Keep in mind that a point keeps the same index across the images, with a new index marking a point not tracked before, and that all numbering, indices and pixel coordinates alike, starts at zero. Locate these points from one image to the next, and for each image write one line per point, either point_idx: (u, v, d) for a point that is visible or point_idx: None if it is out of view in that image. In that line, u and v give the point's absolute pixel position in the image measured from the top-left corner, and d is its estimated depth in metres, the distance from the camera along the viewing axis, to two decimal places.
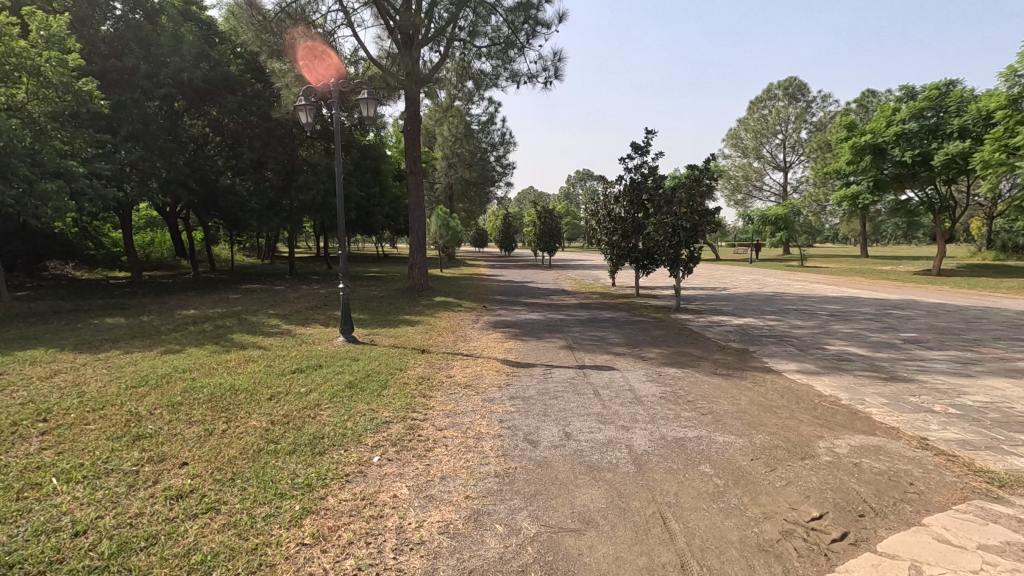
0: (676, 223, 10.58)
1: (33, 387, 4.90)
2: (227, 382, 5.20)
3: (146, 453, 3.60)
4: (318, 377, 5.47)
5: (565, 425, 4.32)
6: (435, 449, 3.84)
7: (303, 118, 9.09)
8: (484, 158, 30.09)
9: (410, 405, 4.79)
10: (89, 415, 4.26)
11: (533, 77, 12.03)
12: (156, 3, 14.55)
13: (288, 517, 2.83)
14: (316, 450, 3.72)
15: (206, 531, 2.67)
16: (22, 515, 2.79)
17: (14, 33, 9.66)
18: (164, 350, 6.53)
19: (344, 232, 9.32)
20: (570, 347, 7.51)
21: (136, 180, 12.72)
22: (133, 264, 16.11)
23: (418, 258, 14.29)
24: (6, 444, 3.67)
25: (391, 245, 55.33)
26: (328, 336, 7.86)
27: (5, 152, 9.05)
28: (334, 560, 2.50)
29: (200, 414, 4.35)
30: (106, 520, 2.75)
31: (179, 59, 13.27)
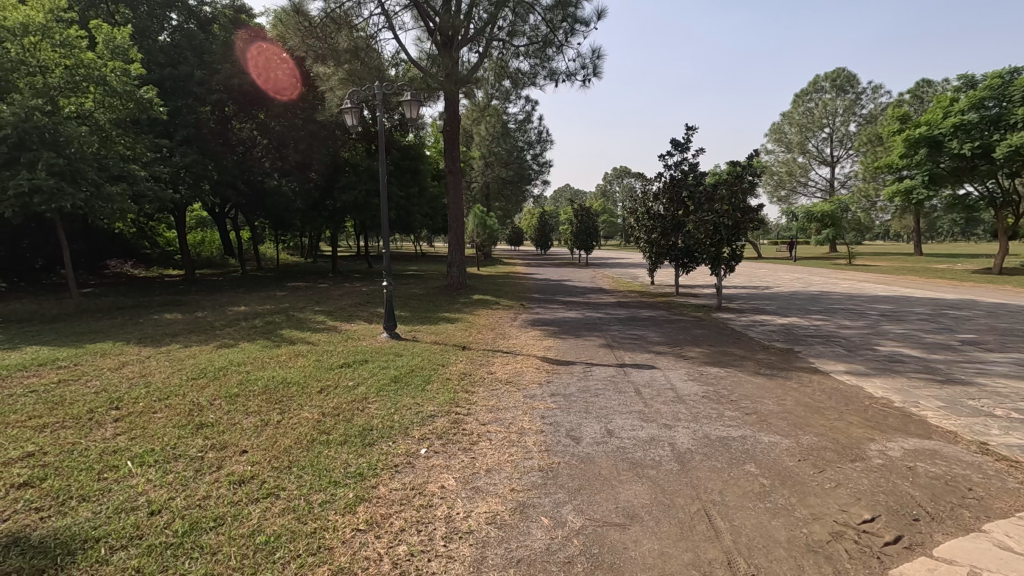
0: (717, 221, 10.36)
1: (103, 377, 5.24)
2: (280, 375, 5.44)
3: (210, 441, 3.82)
4: (365, 372, 5.65)
5: (607, 422, 4.35)
6: (480, 443, 3.92)
7: (349, 120, 9.38)
8: (521, 157, 30.10)
9: (454, 400, 4.90)
10: (156, 404, 4.53)
11: (571, 75, 12.05)
12: (208, 14, 15.72)
13: (343, 504, 2.97)
14: (366, 441, 3.86)
15: (268, 515, 2.83)
16: (103, 494, 3.02)
17: (82, 45, 10.30)
18: (221, 345, 6.86)
19: (386, 230, 9.53)
20: (610, 345, 7.52)
21: (190, 181, 13.27)
22: (187, 263, 16.87)
23: (457, 256, 14.45)
24: (84, 429, 3.95)
25: (430, 245, 56.34)
26: (373, 332, 8.11)
27: (76, 158, 9.65)
28: (387, 546, 2.60)
29: (256, 405, 4.57)
30: (177, 501, 2.95)
31: (230, 65, 13.93)
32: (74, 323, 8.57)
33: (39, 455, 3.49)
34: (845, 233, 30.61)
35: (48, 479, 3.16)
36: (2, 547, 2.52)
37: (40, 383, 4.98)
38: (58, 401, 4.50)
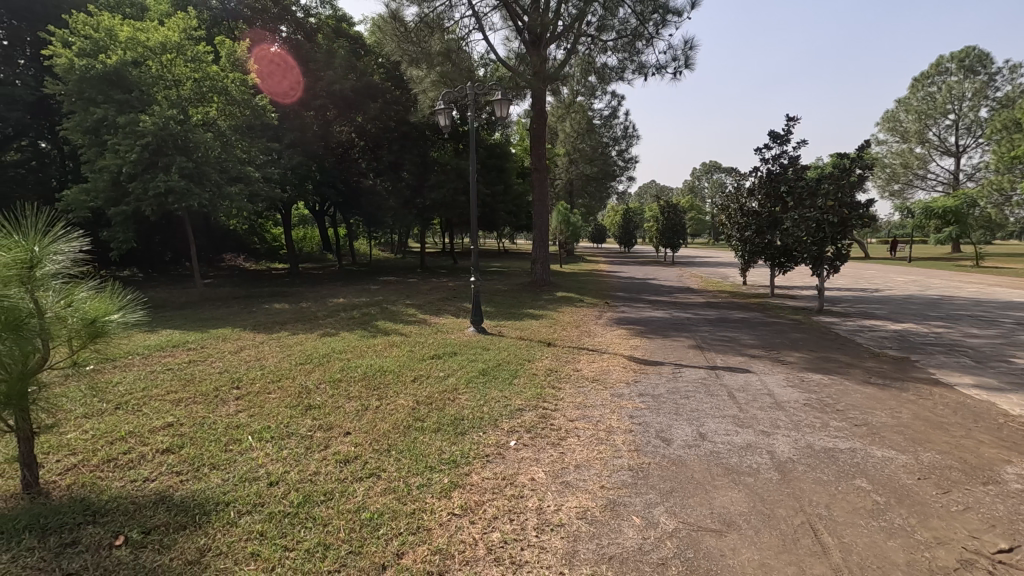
0: (821, 218, 9.67)
1: (226, 359, 5.81)
2: (377, 363, 5.77)
3: (318, 422, 4.12)
4: (455, 364, 5.85)
5: (699, 425, 4.20)
6: (568, 439, 3.94)
7: (441, 121, 9.67)
8: (606, 153, 29.70)
9: (542, 395, 4.95)
10: (271, 385, 4.96)
11: (662, 68, 11.68)
12: (314, 24, 16.90)
13: (439, 488, 3.11)
14: (458, 430, 4.01)
15: (371, 493, 3.02)
16: (231, 463, 3.37)
17: (208, 59, 11.44)
18: (323, 333, 7.37)
19: (474, 227, 9.77)
20: (700, 346, 7.25)
21: (296, 181, 13.98)
22: (291, 258, 18.19)
23: (541, 252, 14.52)
24: (212, 405, 4.41)
25: (513, 241, 57.12)
26: (460, 325, 8.36)
27: (202, 161, 10.72)
28: (482, 532, 2.69)
29: (357, 390, 4.88)
30: (291, 475, 3.22)
31: (332, 72, 15.01)
32: (199, 310, 9.56)
33: (177, 425, 3.94)
34: (971, 232, 27.42)
35: (186, 447, 3.57)
36: (153, 502, 2.88)
37: (173, 363, 5.61)
38: (190, 379, 5.06)
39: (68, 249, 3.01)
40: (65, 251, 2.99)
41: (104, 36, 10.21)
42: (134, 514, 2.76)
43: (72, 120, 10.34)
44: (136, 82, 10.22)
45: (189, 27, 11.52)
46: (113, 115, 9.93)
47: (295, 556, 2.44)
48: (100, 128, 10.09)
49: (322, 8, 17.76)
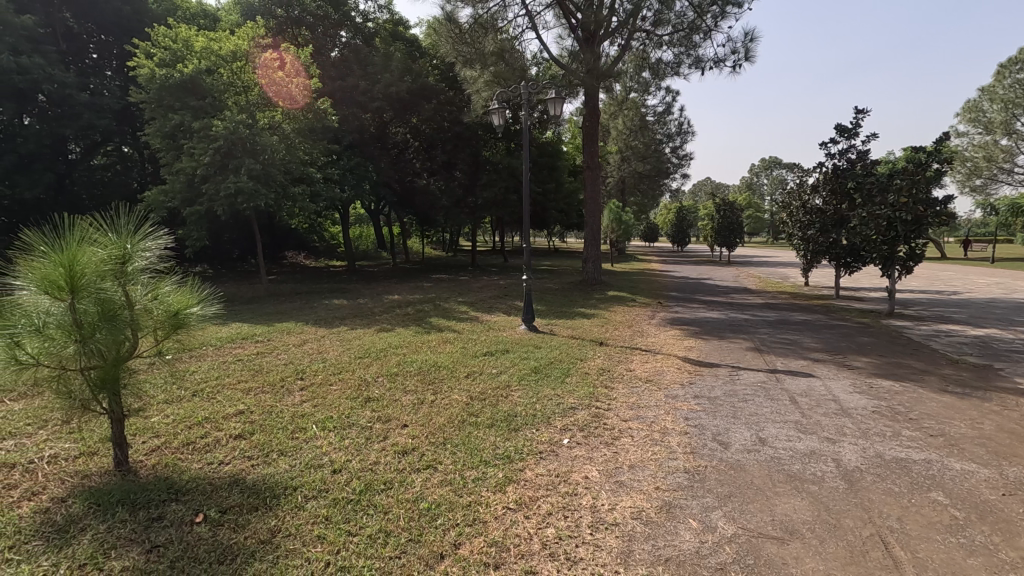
0: (893, 215, 9.13)
1: (291, 352, 6.10)
2: (431, 359, 5.91)
3: (376, 413, 4.27)
4: (507, 361, 5.90)
5: (758, 430, 4.08)
6: (622, 438, 3.92)
7: (495, 120, 9.72)
8: (659, 151, 28.92)
9: (594, 394, 4.93)
10: (332, 377, 5.18)
11: (720, 61, 11.33)
12: (372, 29, 17.47)
13: (494, 482, 3.16)
14: (512, 426, 4.05)
15: (428, 484, 3.11)
16: (297, 450, 3.55)
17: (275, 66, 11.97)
18: (380, 329, 7.61)
19: (526, 226, 9.79)
20: (758, 349, 7.02)
21: (353, 181, 14.46)
22: (348, 256, 18.80)
23: (592, 251, 14.41)
24: (279, 395, 4.64)
25: (563, 240, 56.88)
26: (512, 324, 8.42)
27: (268, 163, 11.25)
28: (537, 527, 2.72)
29: (413, 384, 5.02)
30: (353, 463, 3.36)
31: (389, 74, 15.41)
32: (265, 305, 10.05)
33: (248, 413, 4.18)
34: None
35: (256, 433, 3.78)
36: (228, 484, 3.07)
37: (243, 354, 5.93)
38: (259, 370, 5.35)
39: (154, 246, 3.25)
40: (152, 248, 3.23)
41: (182, 47, 10.96)
42: (212, 494, 2.95)
43: (152, 126, 11.09)
44: (209, 88, 10.87)
45: (257, 35, 12.11)
46: (188, 121, 10.60)
47: (359, 541, 2.54)
48: (177, 133, 10.78)
49: (379, 12, 18.25)
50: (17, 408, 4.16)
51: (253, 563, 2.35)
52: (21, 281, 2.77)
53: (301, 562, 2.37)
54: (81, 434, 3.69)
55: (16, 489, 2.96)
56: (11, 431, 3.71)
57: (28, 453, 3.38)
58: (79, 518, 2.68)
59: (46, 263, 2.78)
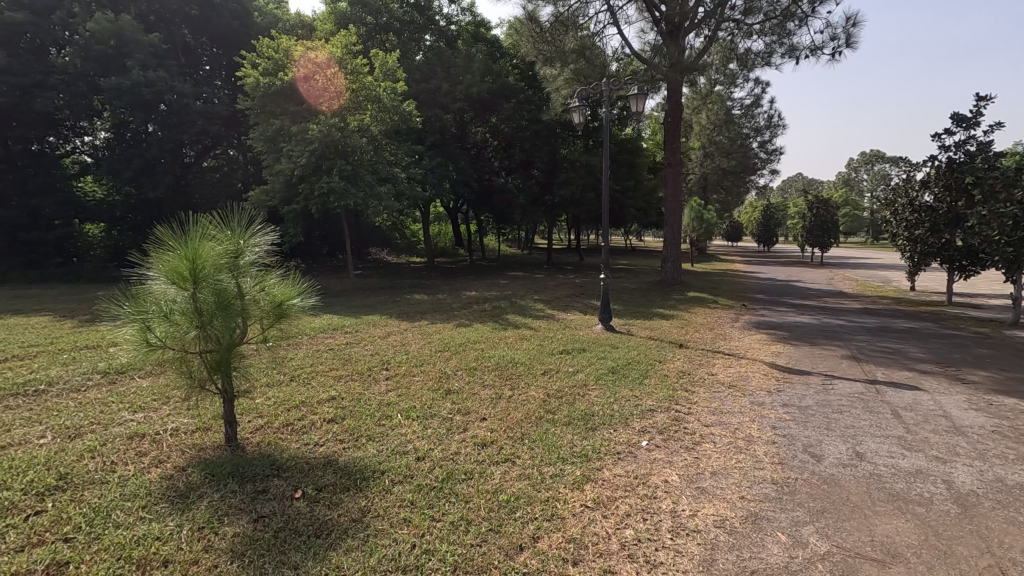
0: (1019, 214, 8.05)
1: (378, 343, 6.42)
2: (509, 355, 6.01)
3: (456, 406, 4.40)
4: (584, 360, 5.88)
5: (855, 444, 3.81)
6: (704, 444, 3.80)
7: (575, 118, 9.59)
8: (746, 144, 27.27)
9: (673, 397, 4.81)
10: (414, 369, 5.40)
11: (817, 49, 10.59)
12: (454, 32, 18.07)
13: (571, 479, 3.18)
14: (589, 425, 4.04)
15: (507, 477, 3.18)
16: (385, 436, 3.74)
17: (364, 71, 12.52)
18: (458, 324, 7.81)
19: (605, 224, 9.60)
20: (856, 357, 6.53)
21: (435, 180, 14.94)
22: (428, 252, 19.44)
23: (672, 250, 13.98)
24: (366, 383, 4.91)
25: (640, 238, 55.61)
26: (588, 322, 8.37)
27: (356, 164, 11.84)
28: (615, 527, 2.71)
29: (491, 379, 5.13)
30: (435, 452, 3.50)
31: (471, 76, 15.73)
32: (353, 299, 10.61)
33: (339, 399, 4.46)
34: None
35: (346, 418, 4.02)
36: (322, 463, 3.30)
37: (334, 344, 6.33)
38: (348, 359, 5.68)
39: (261, 241, 3.53)
40: (260, 244, 3.52)
41: (282, 56, 11.78)
42: (309, 472, 3.18)
43: (256, 131, 12.02)
44: None
45: (349, 43, 12.77)
46: (287, 126, 11.39)
47: (442, 526, 2.65)
48: (277, 137, 11.62)
49: (462, 15, 18.91)
50: (146, 385, 4.69)
51: (346, 539, 2.52)
52: (153, 272, 3.13)
53: (389, 542, 2.51)
54: (198, 411, 4.10)
55: (146, 457, 3.34)
56: (141, 405, 4.19)
57: (155, 425, 3.80)
58: (197, 486, 2.98)
59: (173, 257, 3.12)
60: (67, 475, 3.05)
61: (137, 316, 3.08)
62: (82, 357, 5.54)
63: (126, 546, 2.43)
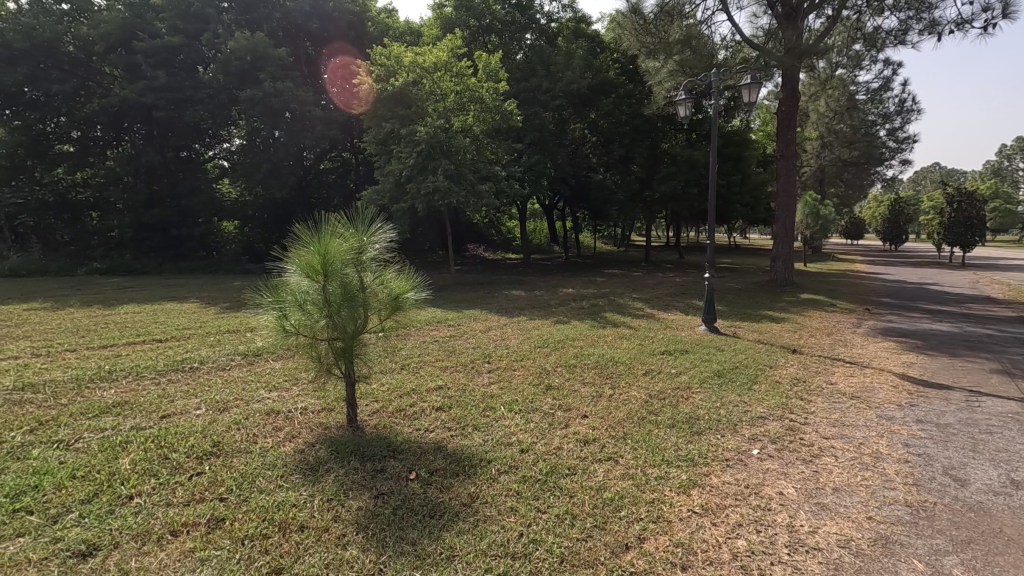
0: None
1: (479, 337, 6.65)
2: (608, 353, 5.96)
3: (557, 402, 4.45)
4: (687, 362, 5.69)
5: (1009, 470, 3.37)
6: (823, 457, 3.54)
7: (680, 112, 9.20)
8: (873, 133, 24.67)
9: (787, 405, 4.51)
10: (515, 363, 5.53)
11: (965, 22, 9.37)
12: (555, 29, 18.09)
13: (676, 483, 3.10)
14: (694, 429, 3.92)
15: (609, 475, 3.17)
16: (489, 427, 3.88)
17: (468, 73, 12.92)
18: (557, 321, 7.86)
19: (713, 222, 9.15)
20: (1008, 372, 5.75)
21: (533, 177, 15.09)
22: (525, 248, 19.68)
23: (783, 248, 13.06)
24: (470, 374, 5.11)
25: (745, 235, 52.52)
26: (691, 323, 8.10)
27: (459, 163, 12.26)
28: (726, 536, 2.62)
29: (591, 377, 5.12)
30: (538, 445, 3.57)
31: (571, 71, 15.66)
32: (454, 293, 11.03)
33: (445, 388, 4.68)
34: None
35: (453, 408, 4.21)
36: (433, 449, 3.49)
37: (439, 336, 6.64)
38: (453, 350, 5.94)
39: (380, 238, 3.80)
40: (380, 241, 3.79)
41: (393, 62, 12.39)
42: (421, 456, 3.38)
43: (369, 135, 12.84)
44: (415, 98, 12.21)
45: (455, 46, 13.22)
46: (396, 128, 12.05)
47: (547, 518, 2.70)
48: (388, 140, 12.35)
49: (563, 12, 18.93)
50: (278, 367, 5.23)
51: (458, 522, 2.65)
52: (290, 266, 3.49)
53: (497, 528, 2.61)
54: (323, 393, 4.50)
55: (281, 431, 3.73)
56: (275, 385, 4.67)
57: (288, 404, 4.23)
58: (325, 461, 3.28)
59: (307, 253, 3.46)
60: (219, 443, 3.48)
61: (276, 305, 3.45)
62: (225, 340, 6.27)
63: (268, 509, 2.73)
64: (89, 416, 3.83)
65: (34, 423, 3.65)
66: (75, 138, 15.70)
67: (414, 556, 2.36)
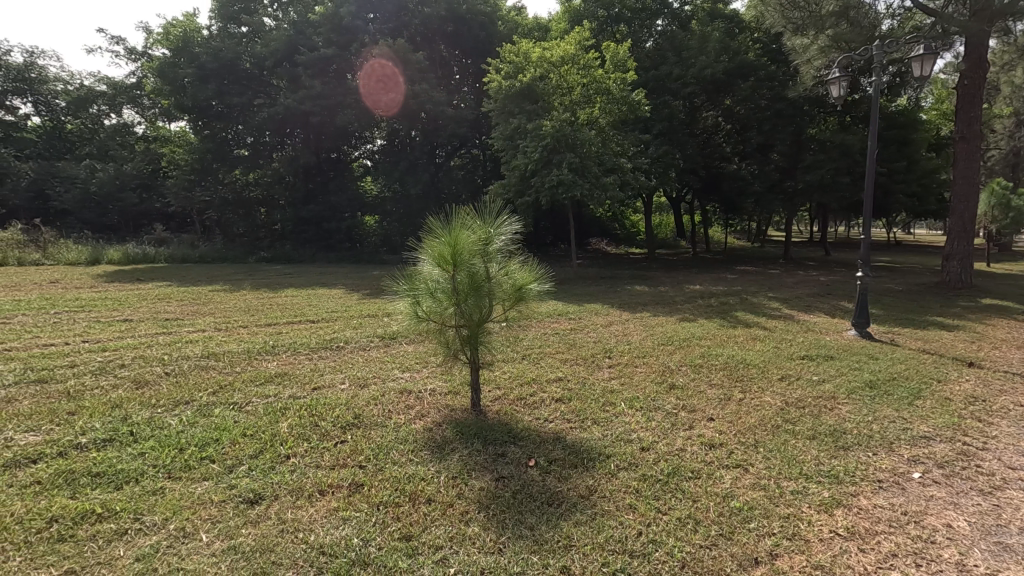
0: None
1: (600, 331, 6.58)
2: (740, 355, 5.58)
3: (681, 401, 4.26)
4: (832, 369, 5.15)
5: None
6: (1008, 491, 3.00)
7: (833, 91, 8.24)
8: None
9: (960, 426, 3.89)
10: (637, 359, 5.40)
11: None
12: (689, 12, 17.18)
13: (816, 500, 2.82)
14: (839, 443, 3.53)
15: (738, 484, 2.98)
16: (609, 422, 3.82)
17: (596, 65, 12.75)
18: (682, 318, 7.55)
19: (868, 214, 8.14)
20: None
21: (660, 169, 14.54)
22: (649, 243, 19.02)
23: (960, 246, 11.20)
24: (591, 368, 5.07)
25: (909, 229, 46.10)
26: (837, 326, 7.31)
27: (584, 156, 12.17)
28: (877, 565, 2.33)
29: (719, 378, 4.84)
30: (660, 445, 3.45)
31: (706, 56, 14.78)
32: (574, 286, 11.01)
33: (565, 381, 4.70)
34: None
35: (573, 400, 4.22)
36: (552, 439, 3.53)
37: (559, 328, 6.69)
38: (573, 343, 5.93)
39: (506, 230, 3.89)
40: (506, 232, 3.88)
41: (522, 59, 12.61)
42: (541, 445, 3.43)
43: (496, 131, 13.22)
44: (541, 93, 12.34)
45: (582, 38, 13.14)
46: (523, 124, 12.25)
47: (668, 520, 2.61)
48: (515, 135, 12.61)
49: None
50: (410, 350, 5.63)
51: (575, 512, 2.66)
52: (424, 256, 3.71)
53: (615, 524, 2.57)
54: (450, 376, 4.77)
55: (413, 410, 4.00)
56: (408, 366, 5.04)
57: (418, 384, 4.54)
58: (451, 441, 3.46)
59: (439, 244, 3.66)
60: (360, 415, 3.84)
61: (410, 293, 3.72)
62: (365, 323, 6.87)
63: (400, 480, 2.94)
64: (256, 383, 4.42)
65: (215, 386, 4.30)
66: (249, 143, 17.88)
67: (531, 541, 2.42)
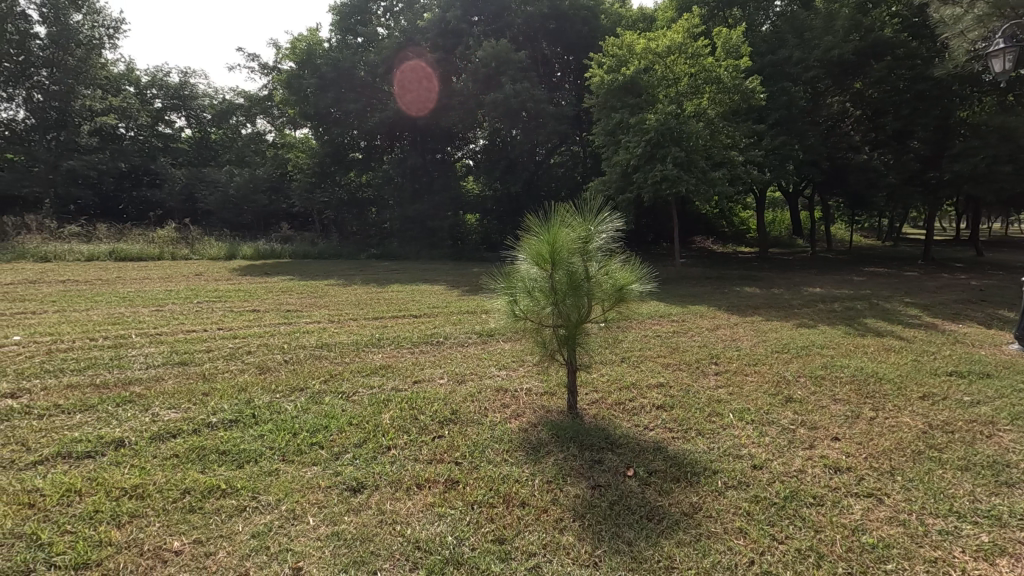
0: None
1: (704, 335, 6.18)
2: (870, 367, 4.97)
3: (799, 417, 3.86)
4: (987, 389, 4.41)
5: None
6: None
7: (994, 67, 7.10)
8: None
9: None
10: (748, 367, 4.99)
11: None
12: None
13: (973, 545, 2.40)
14: (1002, 479, 2.99)
15: (872, 516, 2.61)
16: (716, 435, 3.55)
17: (706, 53, 12.09)
18: (799, 324, 6.91)
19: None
20: None
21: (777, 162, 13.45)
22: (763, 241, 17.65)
23: None
24: (695, 375, 4.77)
25: None
26: (992, 338, 6.29)
27: (689, 149, 11.57)
28: None
29: (845, 393, 4.33)
30: (776, 465, 3.13)
31: (832, 36, 13.48)
32: (678, 287, 10.47)
33: (667, 387, 4.44)
34: None
35: (676, 408, 3.99)
36: (653, 448, 3.34)
37: (661, 331, 6.38)
38: (675, 347, 5.62)
39: (607, 228, 3.73)
40: (606, 229, 3.72)
41: (625, 52, 12.23)
42: (640, 454, 3.26)
43: (597, 127, 12.97)
44: (645, 86, 11.87)
45: (691, 26, 12.50)
46: (625, 118, 11.88)
47: (786, 551, 2.35)
48: (616, 130, 12.29)
49: None
50: (507, 348, 5.64)
51: (677, 531, 2.48)
52: (521, 253, 3.67)
53: (723, 549, 2.35)
54: (546, 376, 4.70)
55: (509, 409, 3.99)
56: (504, 364, 5.05)
57: (515, 383, 4.54)
58: (547, 443, 3.39)
59: (536, 242, 3.60)
60: (457, 411, 3.89)
61: (507, 291, 3.72)
62: (464, 320, 6.99)
63: (495, 480, 2.92)
64: (363, 374, 4.66)
65: (327, 375, 4.59)
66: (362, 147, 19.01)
67: (630, 558, 2.28)
